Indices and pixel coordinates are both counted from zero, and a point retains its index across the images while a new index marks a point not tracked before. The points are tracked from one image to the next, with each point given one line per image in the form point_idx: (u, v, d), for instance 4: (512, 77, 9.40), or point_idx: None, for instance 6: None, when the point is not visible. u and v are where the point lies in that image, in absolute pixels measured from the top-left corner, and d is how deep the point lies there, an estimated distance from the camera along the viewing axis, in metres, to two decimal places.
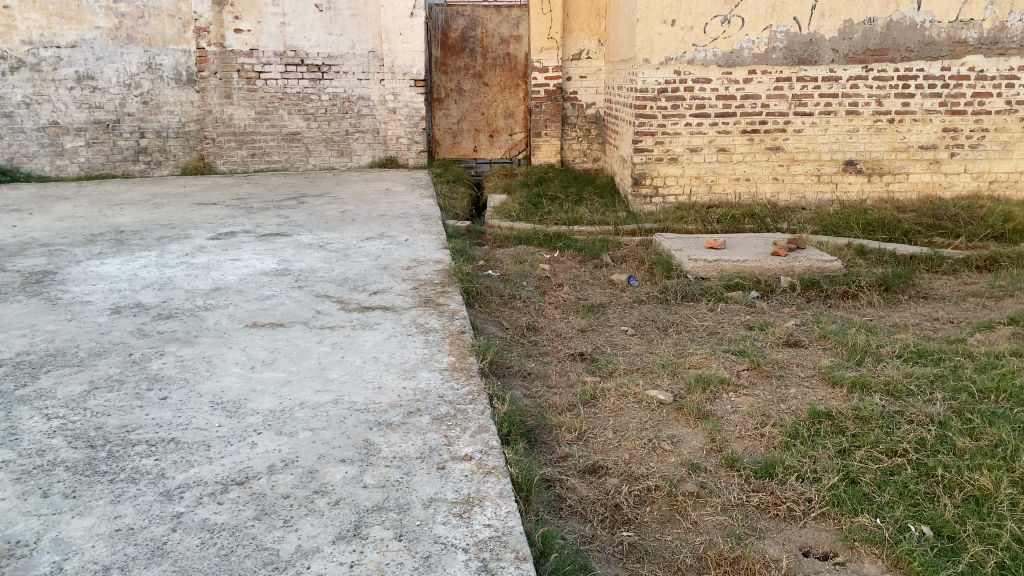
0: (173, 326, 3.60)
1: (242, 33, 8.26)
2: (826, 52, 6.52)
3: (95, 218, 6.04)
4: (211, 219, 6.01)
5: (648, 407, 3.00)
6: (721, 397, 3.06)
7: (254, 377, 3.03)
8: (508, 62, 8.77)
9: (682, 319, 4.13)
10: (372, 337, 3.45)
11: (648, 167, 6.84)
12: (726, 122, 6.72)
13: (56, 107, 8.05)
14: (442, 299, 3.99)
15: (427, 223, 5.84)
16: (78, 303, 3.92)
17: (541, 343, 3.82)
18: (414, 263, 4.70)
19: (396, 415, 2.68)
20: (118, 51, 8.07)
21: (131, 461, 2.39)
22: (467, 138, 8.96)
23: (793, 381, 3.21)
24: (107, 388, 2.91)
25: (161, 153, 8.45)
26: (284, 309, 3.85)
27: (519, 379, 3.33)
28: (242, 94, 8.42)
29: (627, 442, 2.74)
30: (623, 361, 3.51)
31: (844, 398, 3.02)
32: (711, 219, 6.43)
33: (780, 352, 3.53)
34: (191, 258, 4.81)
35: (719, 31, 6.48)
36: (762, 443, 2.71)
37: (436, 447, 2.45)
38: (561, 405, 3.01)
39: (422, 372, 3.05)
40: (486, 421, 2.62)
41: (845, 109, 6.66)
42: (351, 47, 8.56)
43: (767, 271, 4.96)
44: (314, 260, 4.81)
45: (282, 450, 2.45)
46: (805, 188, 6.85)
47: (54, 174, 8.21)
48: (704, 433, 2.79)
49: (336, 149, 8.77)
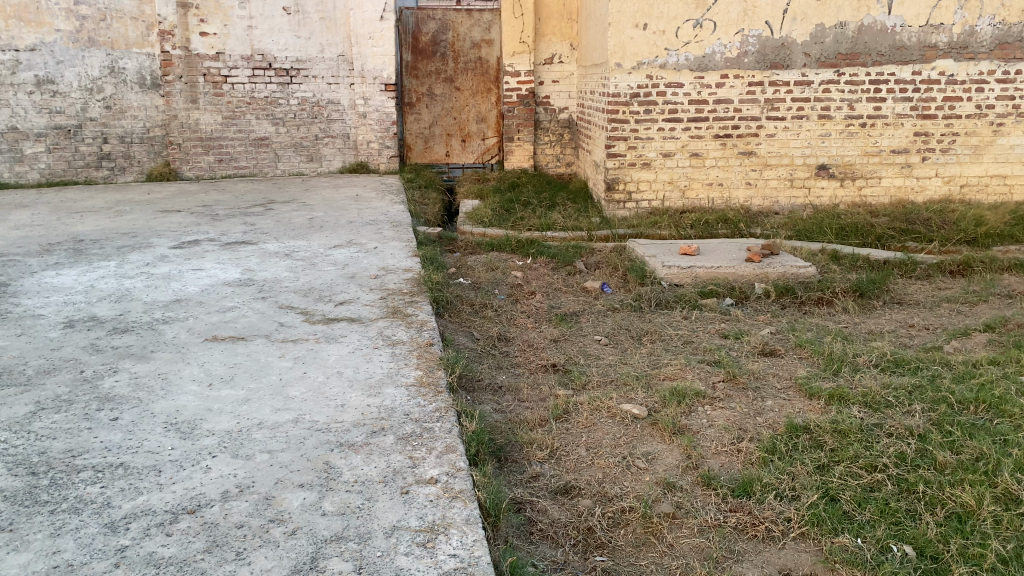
0: (128, 341, 3.44)
1: (208, 36, 8.09)
2: (797, 56, 6.50)
3: (54, 227, 5.85)
4: (174, 227, 5.85)
5: (622, 422, 2.90)
6: (697, 411, 2.97)
7: (211, 395, 2.89)
8: (479, 66, 8.67)
9: (656, 328, 4.05)
10: (336, 351, 3.33)
11: (621, 173, 6.77)
12: (699, 127, 6.66)
13: (15, 112, 7.81)
14: (411, 309, 3.87)
15: (396, 230, 5.72)
16: (30, 317, 3.76)
17: (512, 354, 3.72)
18: (383, 271, 4.59)
19: (358, 435, 2.56)
20: (79, 55, 7.86)
21: (75, 489, 2.25)
22: (438, 143, 8.84)
23: (770, 393, 3.13)
24: (54, 409, 2.76)
25: (125, 159, 8.24)
26: (246, 322, 3.72)
27: (489, 393, 3.22)
28: (208, 99, 8.26)
29: (600, 460, 2.64)
30: (596, 373, 3.41)
31: (821, 411, 2.95)
32: (685, 225, 6.37)
33: (755, 362, 3.45)
34: (151, 269, 4.65)
35: (691, 35, 6.44)
36: (738, 459, 2.63)
37: (400, 470, 2.35)
38: (532, 420, 2.91)
39: (388, 388, 2.93)
40: (453, 441, 2.51)
41: (817, 114, 6.63)
42: (320, 51, 8.43)
43: (741, 278, 4.89)
44: (280, 269, 4.67)
45: (237, 475, 2.33)
46: (778, 192, 6.81)
47: (13, 181, 7.97)
48: (680, 449, 2.69)
49: (305, 154, 8.62)
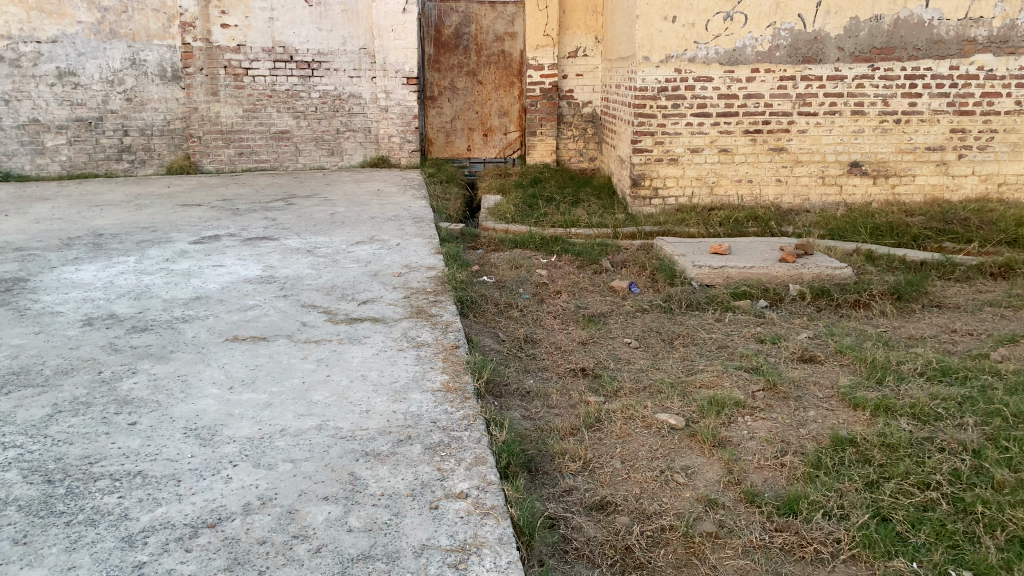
0: (148, 340, 3.36)
1: (229, 28, 8.00)
2: (831, 51, 6.32)
3: (73, 220, 5.80)
4: (194, 222, 5.77)
5: (658, 433, 2.78)
6: (736, 422, 2.84)
7: (232, 399, 2.79)
8: (502, 59, 8.52)
9: (689, 331, 3.92)
10: (360, 353, 3.22)
11: (647, 168, 6.62)
12: (728, 122, 6.50)
13: (36, 104, 7.81)
14: (435, 309, 3.76)
15: (419, 226, 5.61)
16: (48, 314, 3.68)
17: (540, 357, 3.60)
18: (405, 269, 4.48)
19: (384, 444, 2.46)
20: (101, 47, 7.83)
21: (91, 499, 2.16)
22: (460, 138, 8.73)
23: (812, 404, 2.99)
24: (72, 412, 2.67)
25: (146, 152, 8.19)
26: (268, 321, 3.62)
27: (517, 399, 3.11)
28: (229, 91, 8.16)
29: (637, 474, 2.52)
30: (628, 378, 3.29)
31: (867, 423, 2.81)
32: (714, 222, 6.22)
33: (795, 369, 3.32)
34: (171, 264, 4.58)
35: (722, 27, 6.27)
36: (782, 474, 2.51)
37: (429, 483, 2.24)
38: (563, 429, 2.80)
39: (413, 393, 2.82)
40: (483, 451, 2.41)
41: (850, 109, 6.46)
42: (342, 44, 8.31)
43: (775, 279, 4.74)
44: (301, 266, 4.57)
45: (260, 486, 2.23)
46: (809, 190, 6.64)
47: (34, 173, 7.97)
48: (721, 463, 2.57)
49: (326, 148, 8.52)
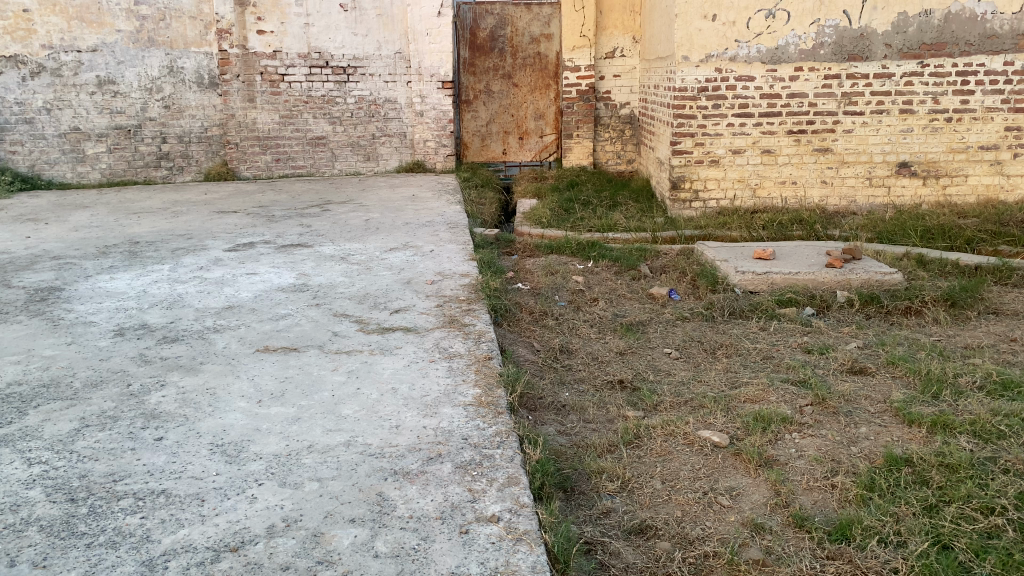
0: (178, 351, 3.32)
1: (265, 35, 8.01)
2: (877, 47, 6.11)
3: (111, 228, 5.83)
4: (230, 229, 5.76)
5: (700, 451, 2.64)
6: (784, 439, 2.70)
7: (260, 413, 2.73)
8: (538, 61, 8.42)
9: (732, 341, 3.77)
10: (391, 364, 3.14)
11: (687, 170, 6.46)
12: (771, 122, 6.32)
13: (77, 112, 7.91)
14: (468, 319, 3.67)
15: (453, 232, 5.53)
16: (81, 324, 3.67)
17: (576, 368, 3.49)
18: (439, 277, 4.40)
19: (414, 462, 2.37)
20: (139, 55, 7.90)
21: (113, 520, 2.10)
22: (496, 141, 8.64)
23: (863, 419, 2.84)
24: (98, 427, 2.63)
25: (184, 159, 8.24)
26: (299, 331, 3.56)
27: (553, 413, 3.00)
28: (266, 97, 8.18)
29: (678, 496, 2.39)
30: (669, 392, 3.15)
31: (924, 442, 2.65)
32: (757, 226, 6.04)
33: (845, 382, 3.16)
34: (205, 272, 4.55)
35: (763, 26, 6.09)
36: (832, 496, 2.37)
37: (459, 505, 2.15)
38: (600, 446, 2.68)
39: (445, 408, 2.73)
40: (516, 471, 2.31)
41: (898, 108, 6.24)
42: (377, 49, 8.25)
43: (821, 285, 4.57)
44: (334, 273, 4.52)
45: (285, 507, 2.15)
46: (855, 191, 6.43)
47: (75, 181, 8.06)
48: (767, 484, 2.44)
49: (362, 153, 8.48)
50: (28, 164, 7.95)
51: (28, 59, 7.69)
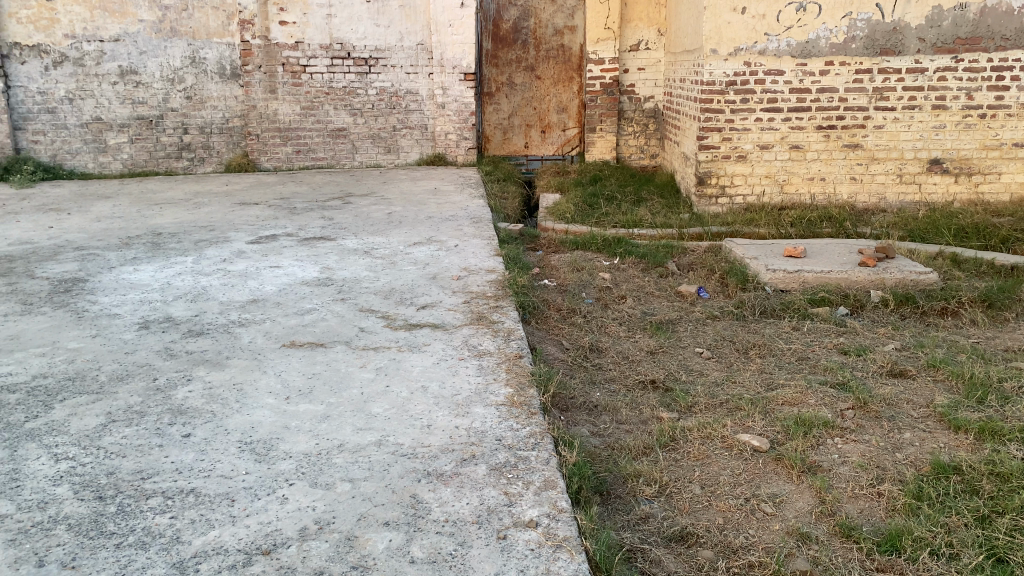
0: (203, 345, 3.27)
1: (287, 25, 7.95)
2: (911, 41, 5.98)
3: (133, 219, 5.79)
4: (252, 221, 5.72)
5: (740, 456, 2.57)
6: (826, 444, 2.62)
7: (289, 410, 2.68)
8: (562, 54, 8.34)
9: (765, 341, 3.68)
10: (420, 362, 3.08)
11: (714, 166, 6.36)
12: (800, 117, 6.21)
13: (99, 102, 7.90)
14: (496, 316, 3.60)
15: (478, 227, 5.47)
16: (106, 316, 3.63)
17: (607, 367, 3.42)
18: (465, 272, 4.33)
19: (447, 463, 2.31)
20: (161, 45, 7.87)
21: (142, 520, 2.05)
22: (518, 134, 8.57)
23: (907, 424, 2.76)
24: (125, 422, 2.58)
25: (205, 150, 8.21)
26: (325, 326, 3.50)
27: (585, 414, 2.93)
28: (287, 89, 8.12)
29: (719, 502, 2.32)
30: (703, 393, 3.08)
31: (972, 449, 2.57)
32: (785, 222, 5.94)
33: (885, 386, 3.07)
34: (229, 265, 4.51)
35: (794, 19, 5.97)
36: (879, 505, 2.29)
37: (495, 509, 2.08)
38: (635, 448, 2.61)
39: (477, 408, 2.66)
40: (553, 474, 2.24)
41: (931, 104, 6.11)
42: (399, 40, 8.17)
43: (855, 284, 4.47)
44: (359, 268, 4.46)
45: (317, 509, 2.10)
46: (885, 189, 6.31)
47: (97, 171, 8.05)
48: (812, 491, 2.36)
49: (383, 146, 8.41)
50: (49, 154, 7.93)
51: (51, 48, 7.69)
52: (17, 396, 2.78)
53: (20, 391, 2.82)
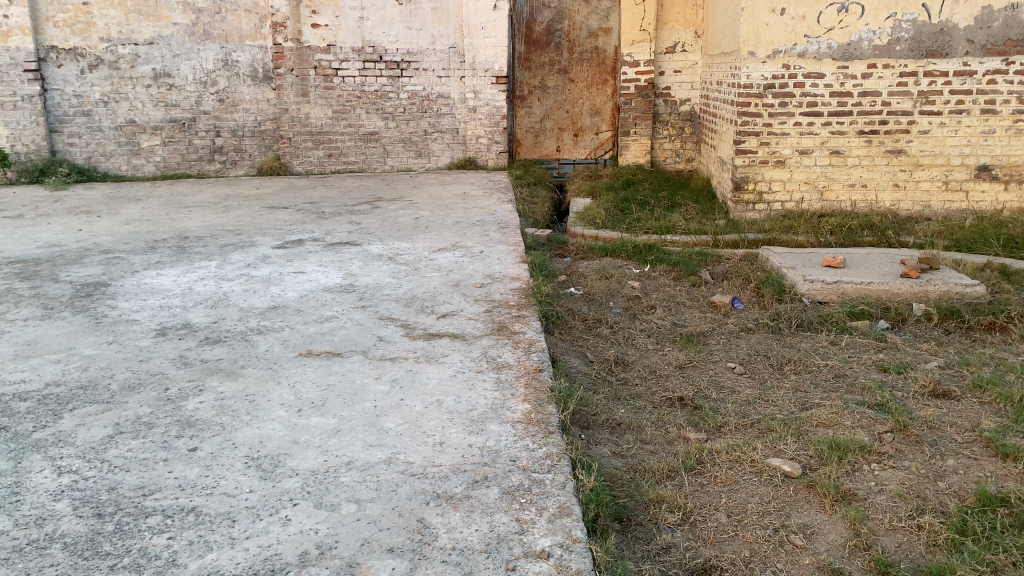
0: (219, 354, 3.21)
1: (320, 28, 7.92)
2: (958, 43, 5.76)
3: (162, 222, 5.79)
4: (279, 225, 5.68)
5: (769, 482, 2.42)
6: (862, 470, 2.46)
7: (299, 424, 2.59)
8: (596, 56, 8.21)
9: (801, 356, 3.52)
10: (436, 374, 2.98)
11: (750, 171, 6.18)
12: (841, 122, 6.00)
13: (133, 105, 7.95)
14: (518, 326, 3.49)
15: (505, 232, 5.36)
16: (124, 322, 3.59)
17: (633, 382, 3.29)
18: (489, 279, 4.23)
19: (458, 485, 2.21)
20: (195, 48, 7.91)
21: (139, 540, 1.98)
22: (550, 138, 8.45)
23: (950, 450, 2.59)
24: (132, 434, 2.52)
25: (237, 153, 8.23)
26: (344, 335, 3.42)
27: (607, 432, 2.81)
28: (319, 92, 8.09)
29: (746, 532, 2.18)
30: (733, 412, 2.93)
31: (1021, 480, 2.39)
32: (824, 230, 5.75)
33: (928, 407, 2.90)
34: (252, 270, 4.46)
35: (836, 20, 5.78)
36: (918, 540, 2.13)
37: (506, 537, 1.97)
38: (659, 471, 2.49)
39: (492, 425, 2.56)
40: (568, 500, 2.12)
41: (979, 108, 5.88)
42: (431, 43, 8.11)
43: (896, 296, 4.28)
44: (382, 274, 4.38)
45: (320, 532, 2.00)
46: (930, 196, 6.08)
47: (130, 173, 8.10)
48: (846, 523, 2.20)
49: (414, 149, 8.34)
50: (84, 157, 8.00)
51: (87, 52, 7.76)
52: (28, 404, 2.74)
53: (32, 399, 2.78)
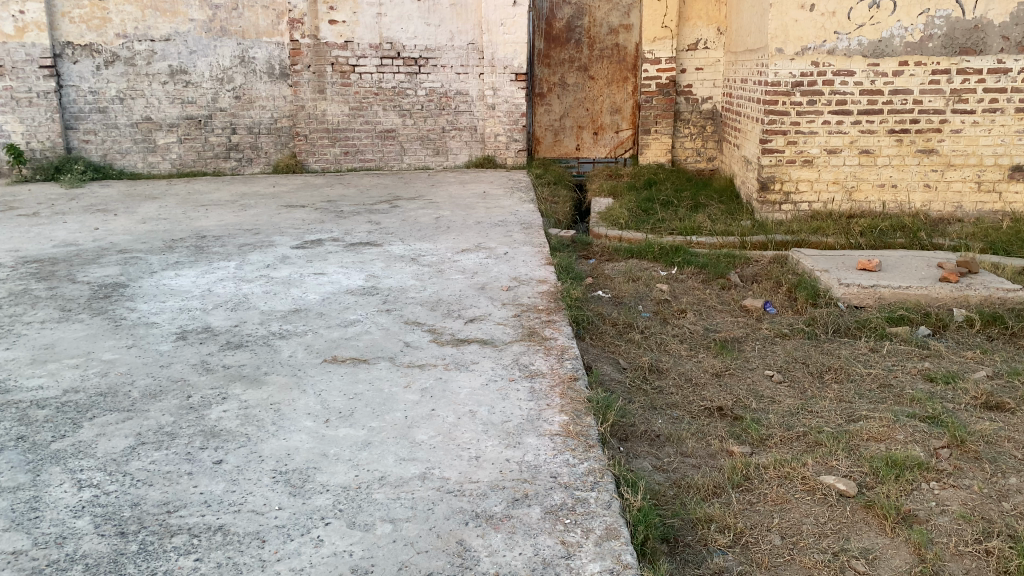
0: (242, 360, 3.10)
1: (338, 24, 7.83)
2: (993, 40, 5.61)
3: (179, 221, 5.70)
4: (298, 224, 5.58)
5: (823, 502, 2.30)
6: (921, 489, 2.34)
7: (327, 436, 2.48)
8: (616, 53, 8.09)
9: (841, 364, 3.39)
10: (467, 383, 2.87)
11: (777, 170, 6.04)
12: (871, 121, 5.85)
13: (149, 102, 7.87)
14: (549, 332, 3.37)
15: (529, 233, 5.25)
16: (143, 325, 3.49)
17: (668, 391, 3.16)
18: (515, 282, 4.11)
19: (497, 503, 2.10)
20: (211, 44, 7.82)
21: (165, 562, 1.87)
22: (569, 136, 8.33)
23: (1012, 468, 2.46)
24: (154, 445, 2.42)
25: (253, 150, 8.13)
26: (369, 340, 3.31)
27: (646, 444, 2.69)
28: (336, 89, 7.99)
29: (804, 556, 2.07)
30: (777, 424, 2.81)
31: None
32: (855, 231, 5.60)
33: (983, 421, 2.77)
34: (272, 271, 4.36)
35: (866, 16, 5.62)
36: (988, 566, 2.00)
37: (552, 562, 1.86)
38: (705, 488, 2.37)
39: (529, 438, 2.44)
40: (615, 522, 2.01)
41: (1014, 106, 5.73)
42: (450, 39, 8.00)
43: (936, 300, 4.14)
44: (405, 276, 4.27)
45: (354, 554, 1.90)
46: (962, 197, 5.93)
47: (146, 171, 8.02)
48: (909, 547, 2.08)
49: (431, 148, 8.23)
50: (100, 154, 7.92)
51: (103, 48, 7.68)
52: (46, 412, 2.64)
53: (50, 406, 2.68)
